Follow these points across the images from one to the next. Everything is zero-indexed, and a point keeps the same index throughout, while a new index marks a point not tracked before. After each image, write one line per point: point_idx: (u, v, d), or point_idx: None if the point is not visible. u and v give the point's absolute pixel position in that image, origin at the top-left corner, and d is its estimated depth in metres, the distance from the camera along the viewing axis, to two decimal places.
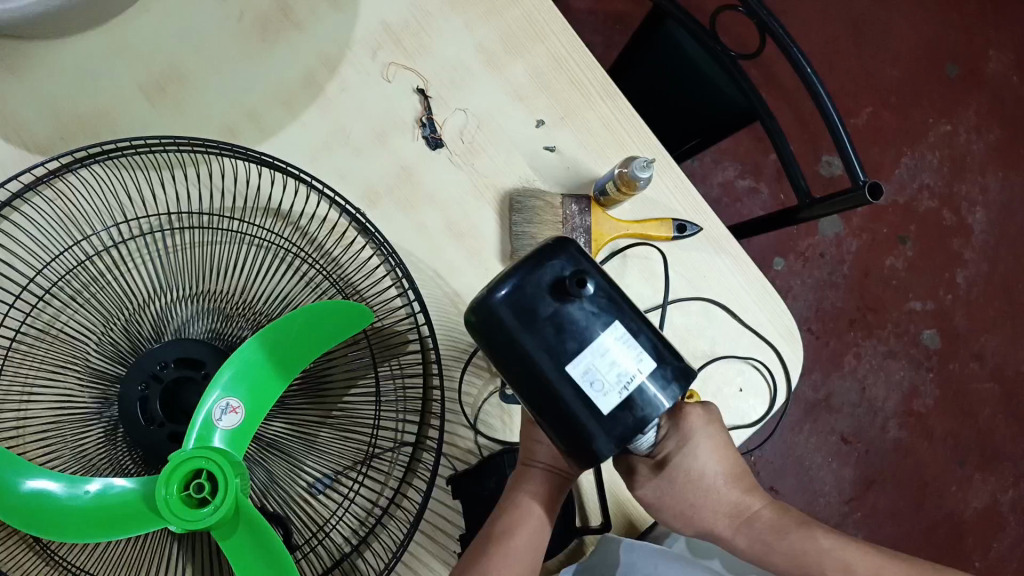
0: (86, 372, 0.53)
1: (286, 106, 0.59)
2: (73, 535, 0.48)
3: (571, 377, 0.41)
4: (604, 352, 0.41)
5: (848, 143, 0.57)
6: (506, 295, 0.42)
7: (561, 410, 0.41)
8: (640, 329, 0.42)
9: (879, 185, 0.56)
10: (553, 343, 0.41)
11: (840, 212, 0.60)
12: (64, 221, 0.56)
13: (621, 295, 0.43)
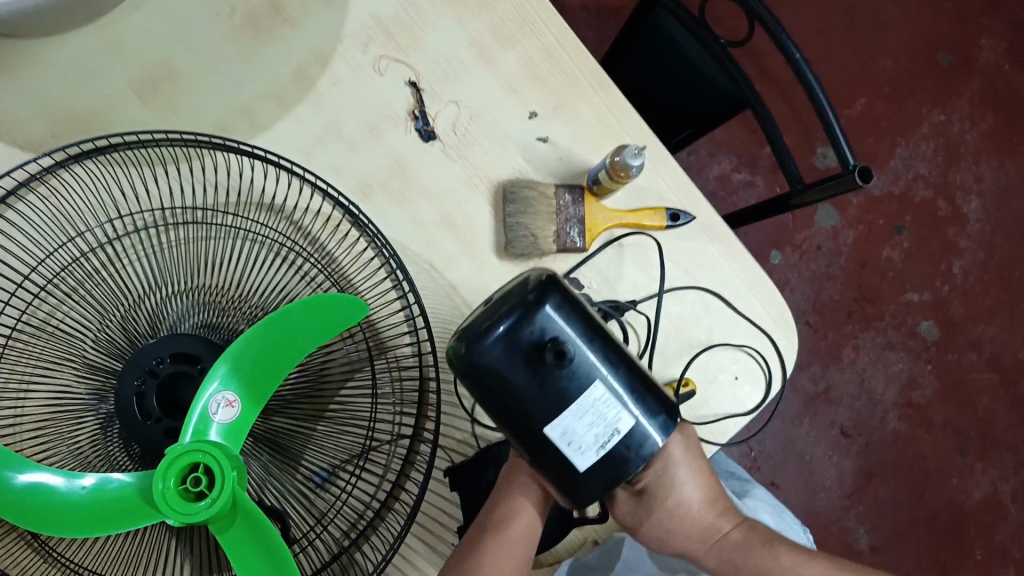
0: (82, 367, 0.53)
1: (279, 101, 0.59)
2: (71, 530, 0.48)
3: (550, 437, 0.41)
4: (586, 411, 0.41)
5: (838, 129, 0.57)
6: (490, 348, 0.41)
7: (541, 461, 0.42)
8: (620, 380, 0.42)
9: (868, 169, 0.56)
10: (538, 398, 0.41)
11: (830, 198, 0.60)
12: (58, 219, 0.57)
13: (606, 342, 0.43)
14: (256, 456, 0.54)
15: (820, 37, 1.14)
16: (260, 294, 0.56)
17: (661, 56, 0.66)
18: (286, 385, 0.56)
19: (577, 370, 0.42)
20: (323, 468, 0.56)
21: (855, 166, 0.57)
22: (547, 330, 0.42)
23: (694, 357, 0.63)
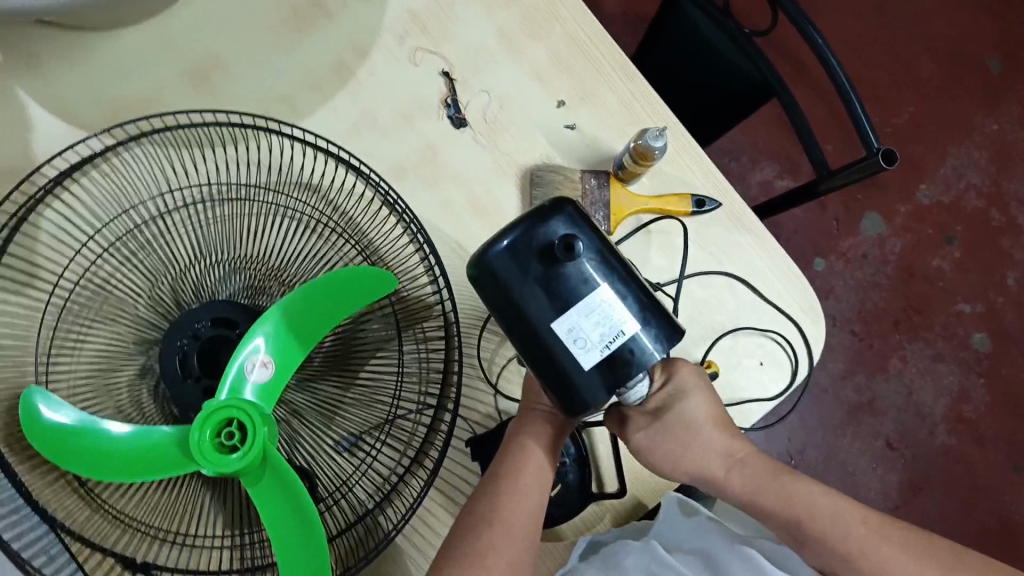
0: (134, 324, 0.57)
1: (317, 90, 0.63)
2: (85, 469, 0.52)
3: (556, 334, 0.42)
4: (591, 311, 0.42)
5: (860, 111, 0.58)
6: (500, 254, 0.43)
7: (548, 364, 0.42)
8: (627, 293, 0.43)
9: (893, 151, 0.56)
10: (543, 299, 0.42)
11: (858, 182, 0.60)
12: (116, 194, 0.61)
13: (613, 254, 0.43)
14: (288, 420, 0.58)
15: (866, 47, 1.14)
16: (295, 263, 0.59)
17: (690, 48, 0.68)
18: (319, 353, 0.60)
19: (584, 273, 0.42)
20: (350, 433, 0.59)
21: (880, 149, 0.57)
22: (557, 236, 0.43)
23: (719, 340, 0.63)
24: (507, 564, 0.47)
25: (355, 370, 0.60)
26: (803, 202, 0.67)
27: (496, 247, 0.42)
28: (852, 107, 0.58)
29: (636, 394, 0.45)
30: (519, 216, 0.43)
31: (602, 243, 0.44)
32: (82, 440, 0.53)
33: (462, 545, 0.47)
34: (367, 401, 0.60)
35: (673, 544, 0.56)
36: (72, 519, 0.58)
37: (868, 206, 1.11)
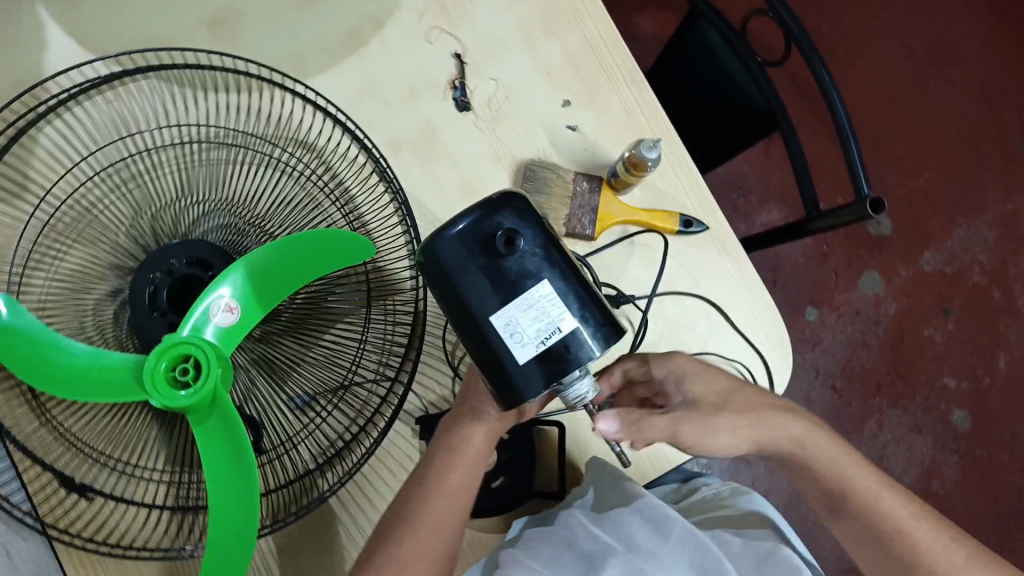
0: (112, 250, 0.58)
1: (330, 54, 0.64)
2: (35, 379, 0.53)
3: (493, 327, 0.42)
4: (530, 305, 0.43)
5: (855, 156, 0.58)
6: (448, 241, 0.43)
7: (483, 353, 0.43)
8: (568, 292, 0.43)
9: (881, 200, 0.56)
10: (484, 290, 0.42)
11: (844, 227, 0.61)
12: (116, 121, 0.62)
13: (557, 251, 0.44)
14: (246, 369, 0.58)
15: (891, 107, 1.14)
16: (278, 217, 0.60)
17: (704, 67, 0.69)
18: (286, 306, 0.60)
19: (527, 267, 0.43)
20: (304, 392, 0.59)
21: (869, 196, 0.57)
22: (503, 227, 0.43)
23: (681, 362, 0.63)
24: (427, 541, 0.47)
25: (319, 332, 0.61)
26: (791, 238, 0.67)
27: (442, 233, 0.42)
28: (848, 147, 0.58)
29: (581, 394, 0.45)
30: (470, 204, 0.43)
31: (547, 237, 0.44)
32: (28, 348, 0.53)
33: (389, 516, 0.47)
34: (325, 364, 0.61)
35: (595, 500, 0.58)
36: (20, 430, 0.60)
37: (868, 264, 1.10)
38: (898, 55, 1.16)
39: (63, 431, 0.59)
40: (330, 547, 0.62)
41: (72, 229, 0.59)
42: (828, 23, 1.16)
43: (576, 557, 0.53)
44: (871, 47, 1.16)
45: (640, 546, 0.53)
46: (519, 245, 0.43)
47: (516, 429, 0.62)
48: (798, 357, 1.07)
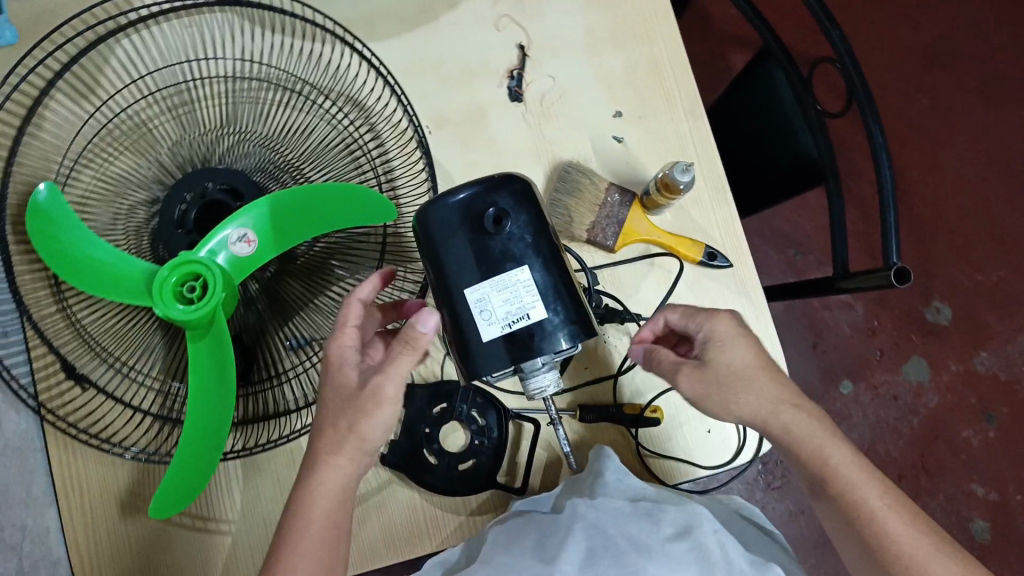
0: (150, 159, 0.61)
1: (400, 21, 0.65)
2: (66, 271, 0.57)
3: (466, 300, 0.43)
4: (506, 287, 0.43)
5: (892, 223, 0.56)
6: (444, 208, 0.44)
7: (453, 322, 0.44)
8: (545, 282, 0.44)
9: (908, 272, 0.54)
10: (466, 263, 0.43)
11: (869, 291, 0.58)
12: (190, 46, 0.65)
13: (546, 243, 0.44)
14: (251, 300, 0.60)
15: (974, 199, 1.11)
16: (310, 164, 0.62)
17: (764, 110, 0.68)
18: (303, 250, 0.62)
19: (511, 250, 0.43)
20: (301, 335, 0.61)
21: (897, 265, 0.55)
22: (498, 207, 0.44)
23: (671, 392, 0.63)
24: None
25: (327, 282, 0.62)
26: (817, 294, 0.65)
27: (440, 199, 0.44)
28: (886, 212, 0.56)
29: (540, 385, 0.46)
30: (476, 177, 0.45)
31: (541, 227, 0.44)
32: (48, 244, 0.56)
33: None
34: (327, 312, 0.63)
35: (577, 489, 0.59)
36: (36, 308, 0.62)
37: (917, 350, 1.06)
38: (996, 150, 1.13)
39: (74, 321, 0.61)
40: (291, 486, 0.64)
41: (124, 137, 0.62)
42: (928, 99, 1.15)
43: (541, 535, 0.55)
44: (964, 136, 1.14)
45: (630, 537, 0.53)
46: (508, 227, 0.43)
47: (492, 414, 0.62)
48: None
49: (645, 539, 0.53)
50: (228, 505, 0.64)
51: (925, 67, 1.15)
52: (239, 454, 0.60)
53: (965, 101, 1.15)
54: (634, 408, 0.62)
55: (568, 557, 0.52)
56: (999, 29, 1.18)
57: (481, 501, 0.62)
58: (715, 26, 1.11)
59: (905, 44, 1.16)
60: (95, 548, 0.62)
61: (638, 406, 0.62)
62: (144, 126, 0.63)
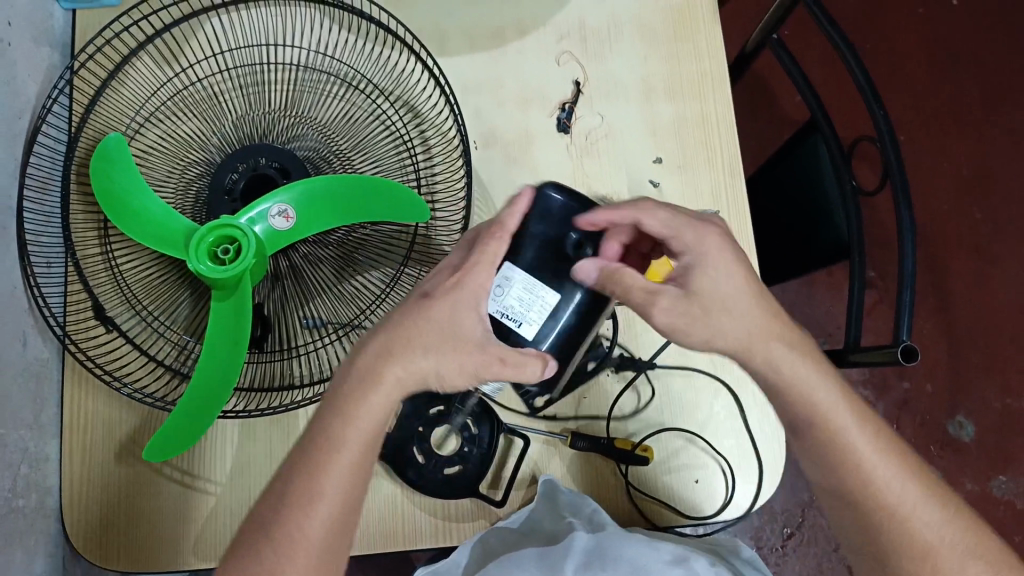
0: (212, 128, 0.65)
1: (469, 41, 0.69)
2: (114, 214, 0.60)
3: (501, 270, 0.55)
4: (533, 292, 0.54)
5: (907, 303, 0.59)
6: (553, 203, 0.57)
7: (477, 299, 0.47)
8: (556, 313, 0.54)
9: (915, 350, 0.57)
10: (530, 253, 0.55)
11: (880, 366, 0.61)
12: (269, 32, 0.70)
13: (581, 293, 0.54)
14: (278, 275, 0.63)
15: (1010, 324, 1.12)
16: (357, 157, 0.65)
17: (807, 185, 0.70)
18: (339, 235, 0.64)
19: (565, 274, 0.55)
20: (320, 316, 0.64)
21: (905, 344, 0.58)
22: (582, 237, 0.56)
23: (670, 432, 0.65)
24: (355, 460, 0.46)
25: (351, 270, 0.64)
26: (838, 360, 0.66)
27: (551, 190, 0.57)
28: (903, 294, 0.59)
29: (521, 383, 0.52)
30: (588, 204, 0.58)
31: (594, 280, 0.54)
32: (103, 182, 0.60)
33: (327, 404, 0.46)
34: (346, 299, 0.64)
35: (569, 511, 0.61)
36: (81, 245, 0.66)
37: (934, 462, 1.06)
38: None
39: (112, 263, 0.65)
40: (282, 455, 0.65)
41: (195, 104, 0.67)
42: (982, 214, 1.16)
43: (535, 558, 0.58)
44: (1011, 260, 1.15)
45: (625, 560, 0.56)
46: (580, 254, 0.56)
47: (486, 425, 0.63)
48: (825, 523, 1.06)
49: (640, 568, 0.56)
50: (218, 466, 0.65)
51: (983, 184, 1.17)
52: (238, 415, 0.62)
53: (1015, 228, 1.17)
54: (626, 443, 0.63)
55: (566, 568, 0.56)
56: None
57: (465, 511, 0.62)
58: (781, 110, 1.14)
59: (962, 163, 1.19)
60: (88, 483, 0.64)
61: (631, 442, 0.63)
62: (215, 98, 0.67)
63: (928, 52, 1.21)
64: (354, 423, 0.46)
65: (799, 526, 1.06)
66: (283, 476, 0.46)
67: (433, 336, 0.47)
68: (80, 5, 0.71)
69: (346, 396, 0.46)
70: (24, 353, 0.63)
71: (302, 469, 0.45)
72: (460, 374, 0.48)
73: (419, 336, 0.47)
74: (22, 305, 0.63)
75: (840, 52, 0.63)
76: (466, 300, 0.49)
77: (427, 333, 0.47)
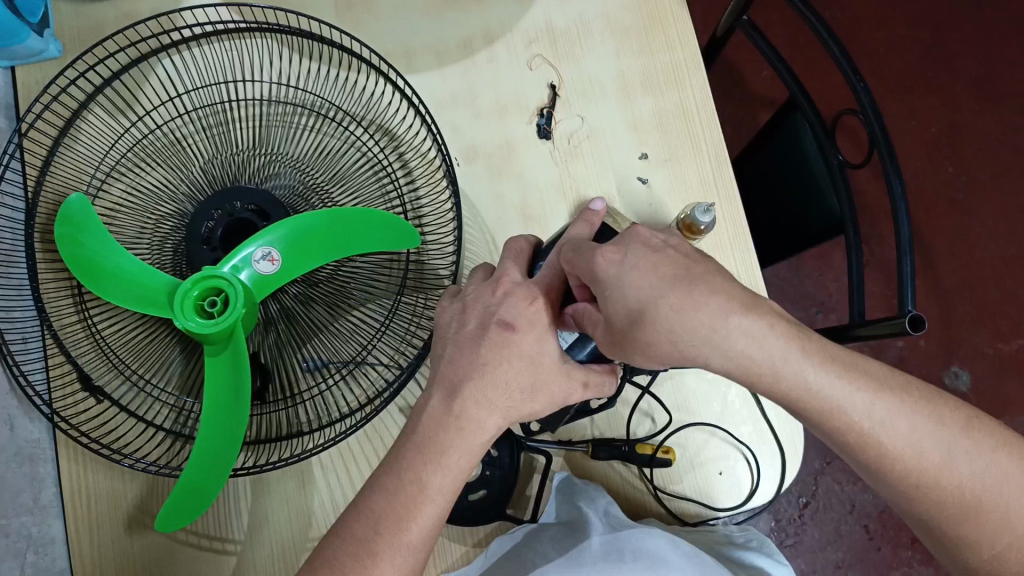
0: (181, 177, 0.62)
1: (438, 56, 0.68)
2: (94, 283, 0.56)
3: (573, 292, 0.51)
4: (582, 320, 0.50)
5: (908, 271, 0.59)
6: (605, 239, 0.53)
7: (528, 333, 0.48)
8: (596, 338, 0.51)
9: (922, 319, 0.57)
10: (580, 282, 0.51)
11: (891, 338, 0.61)
12: (226, 67, 0.68)
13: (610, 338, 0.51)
14: (269, 320, 0.60)
15: (987, 272, 1.19)
16: (338, 190, 0.63)
17: (794, 160, 0.69)
18: (326, 272, 0.62)
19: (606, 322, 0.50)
20: (319, 357, 0.61)
21: (912, 314, 0.58)
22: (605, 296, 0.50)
23: (688, 428, 0.63)
24: (443, 512, 0.46)
25: (345, 305, 0.62)
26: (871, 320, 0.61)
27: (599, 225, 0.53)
28: (903, 263, 0.59)
29: (567, 399, 0.49)
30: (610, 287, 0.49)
31: None
32: (72, 250, 0.56)
33: (414, 459, 0.46)
34: (344, 336, 0.61)
35: (583, 504, 0.59)
36: (57, 315, 0.63)
37: None
38: (1013, 219, 1.21)
39: (93, 328, 0.62)
40: (301, 505, 0.63)
41: (159, 153, 0.64)
42: (952, 165, 1.22)
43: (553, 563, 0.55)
44: (978, 207, 1.21)
45: (641, 551, 0.55)
46: None
47: (506, 447, 0.61)
48: (837, 487, 1.09)
49: (656, 556, 0.55)
50: (234, 524, 0.62)
51: (947, 137, 1.22)
52: (249, 472, 0.59)
53: (976, 174, 1.22)
54: (645, 446, 0.62)
55: (585, 561, 0.55)
56: (1012, 98, 1.24)
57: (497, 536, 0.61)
58: (750, 89, 1.17)
59: (919, 117, 1.23)
60: (99, 564, 0.60)
61: (650, 445, 0.62)
62: (179, 144, 0.64)
63: (877, 17, 1.25)
64: (441, 475, 0.46)
65: (813, 495, 1.09)
66: (358, 528, 0.45)
67: (520, 372, 0.47)
68: (18, 61, 0.68)
69: (424, 447, 0.46)
70: (14, 438, 0.60)
71: (390, 523, 0.44)
72: (552, 404, 0.48)
73: (512, 377, 0.47)
74: (3, 387, 0.60)
75: (810, 23, 0.62)
76: (549, 328, 0.48)
77: (518, 371, 0.47)
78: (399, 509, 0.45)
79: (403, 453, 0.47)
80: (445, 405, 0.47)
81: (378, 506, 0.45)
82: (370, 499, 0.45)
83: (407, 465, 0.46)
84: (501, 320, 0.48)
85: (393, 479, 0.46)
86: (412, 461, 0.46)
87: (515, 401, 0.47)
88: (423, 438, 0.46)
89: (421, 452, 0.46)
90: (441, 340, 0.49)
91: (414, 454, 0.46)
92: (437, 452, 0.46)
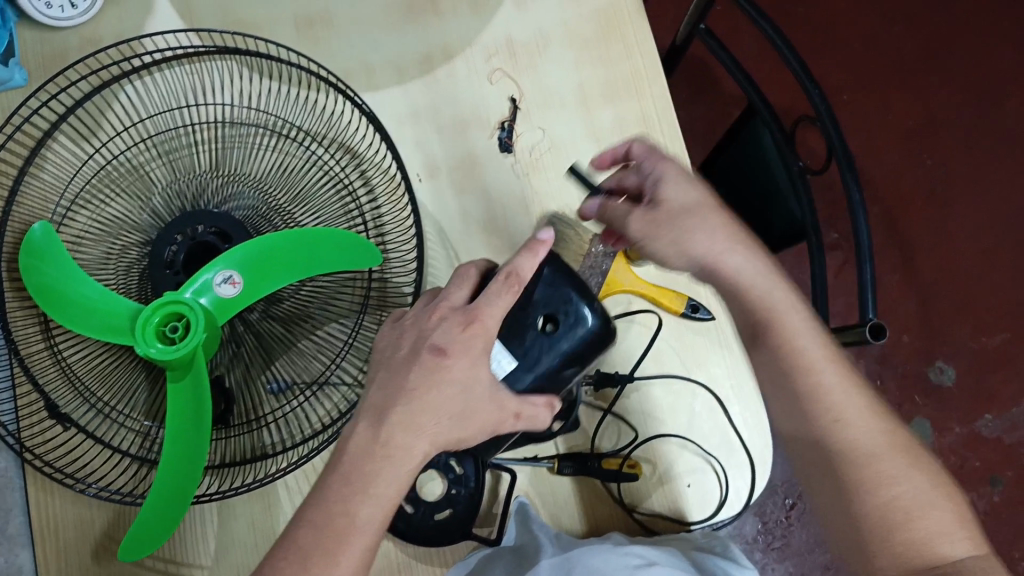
0: (142, 201, 0.62)
1: (397, 71, 0.68)
2: (59, 312, 0.56)
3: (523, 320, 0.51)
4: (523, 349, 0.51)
5: (867, 279, 0.59)
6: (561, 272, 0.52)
7: (461, 360, 0.48)
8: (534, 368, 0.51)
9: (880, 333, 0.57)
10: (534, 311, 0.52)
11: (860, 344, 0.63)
12: (187, 90, 0.68)
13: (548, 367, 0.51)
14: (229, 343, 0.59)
15: (970, 266, 1.18)
16: (298, 210, 0.63)
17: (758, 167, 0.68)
18: (289, 293, 0.61)
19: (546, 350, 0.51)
20: (283, 378, 0.60)
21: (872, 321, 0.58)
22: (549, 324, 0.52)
23: (656, 441, 0.63)
24: (372, 541, 0.45)
25: (307, 324, 0.61)
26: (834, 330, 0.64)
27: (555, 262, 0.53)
28: (861, 271, 0.59)
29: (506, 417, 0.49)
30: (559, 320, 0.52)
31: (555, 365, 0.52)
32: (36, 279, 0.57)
33: (339, 490, 0.45)
34: (308, 356, 0.61)
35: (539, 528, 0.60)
36: (23, 343, 0.63)
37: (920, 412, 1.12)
38: (996, 212, 1.19)
39: (59, 356, 0.62)
40: (269, 528, 0.63)
41: (122, 179, 0.64)
42: (933, 159, 1.21)
43: None
44: (961, 200, 1.20)
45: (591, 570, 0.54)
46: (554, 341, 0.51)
47: (470, 461, 0.59)
48: None
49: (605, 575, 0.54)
50: (202, 549, 0.62)
51: (929, 131, 1.21)
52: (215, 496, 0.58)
53: (959, 167, 1.21)
54: (612, 461, 0.62)
55: None
56: (994, 88, 1.23)
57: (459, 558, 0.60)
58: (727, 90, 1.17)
59: (902, 113, 1.22)
60: None
61: (617, 461, 0.61)
62: (140, 168, 0.65)
63: (857, 13, 1.25)
64: (370, 506, 0.45)
65: (800, 495, 1.07)
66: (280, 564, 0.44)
67: (452, 398, 0.47)
68: None
69: (351, 479, 0.45)
70: None
71: (316, 558, 0.43)
72: (484, 430, 0.48)
73: (443, 402, 0.47)
74: None
75: (755, 21, 0.62)
76: (483, 354, 0.49)
77: (449, 398, 0.47)
78: (327, 543, 0.44)
79: (331, 484, 0.46)
80: (374, 433, 0.46)
81: (303, 540, 0.44)
82: (298, 532, 0.45)
83: (334, 497, 0.45)
84: (433, 346, 0.48)
85: (321, 511, 0.45)
86: (340, 490, 0.45)
87: (444, 427, 0.47)
88: (350, 469, 0.45)
89: (348, 482, 0.45)
90: (375, 366, 0.49)
91: (340, 484, 0.45)
92: (365, 482, 0.45)
